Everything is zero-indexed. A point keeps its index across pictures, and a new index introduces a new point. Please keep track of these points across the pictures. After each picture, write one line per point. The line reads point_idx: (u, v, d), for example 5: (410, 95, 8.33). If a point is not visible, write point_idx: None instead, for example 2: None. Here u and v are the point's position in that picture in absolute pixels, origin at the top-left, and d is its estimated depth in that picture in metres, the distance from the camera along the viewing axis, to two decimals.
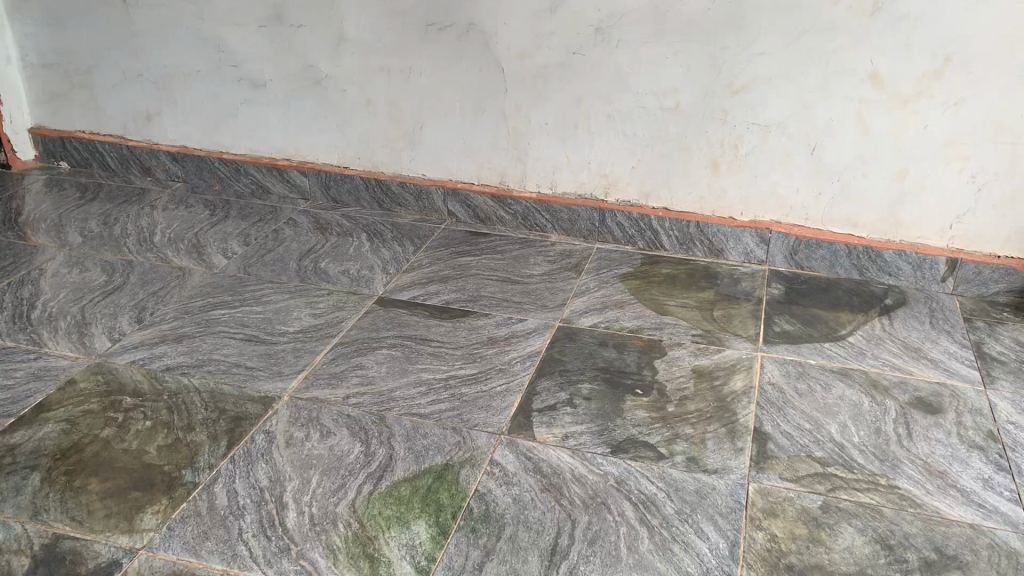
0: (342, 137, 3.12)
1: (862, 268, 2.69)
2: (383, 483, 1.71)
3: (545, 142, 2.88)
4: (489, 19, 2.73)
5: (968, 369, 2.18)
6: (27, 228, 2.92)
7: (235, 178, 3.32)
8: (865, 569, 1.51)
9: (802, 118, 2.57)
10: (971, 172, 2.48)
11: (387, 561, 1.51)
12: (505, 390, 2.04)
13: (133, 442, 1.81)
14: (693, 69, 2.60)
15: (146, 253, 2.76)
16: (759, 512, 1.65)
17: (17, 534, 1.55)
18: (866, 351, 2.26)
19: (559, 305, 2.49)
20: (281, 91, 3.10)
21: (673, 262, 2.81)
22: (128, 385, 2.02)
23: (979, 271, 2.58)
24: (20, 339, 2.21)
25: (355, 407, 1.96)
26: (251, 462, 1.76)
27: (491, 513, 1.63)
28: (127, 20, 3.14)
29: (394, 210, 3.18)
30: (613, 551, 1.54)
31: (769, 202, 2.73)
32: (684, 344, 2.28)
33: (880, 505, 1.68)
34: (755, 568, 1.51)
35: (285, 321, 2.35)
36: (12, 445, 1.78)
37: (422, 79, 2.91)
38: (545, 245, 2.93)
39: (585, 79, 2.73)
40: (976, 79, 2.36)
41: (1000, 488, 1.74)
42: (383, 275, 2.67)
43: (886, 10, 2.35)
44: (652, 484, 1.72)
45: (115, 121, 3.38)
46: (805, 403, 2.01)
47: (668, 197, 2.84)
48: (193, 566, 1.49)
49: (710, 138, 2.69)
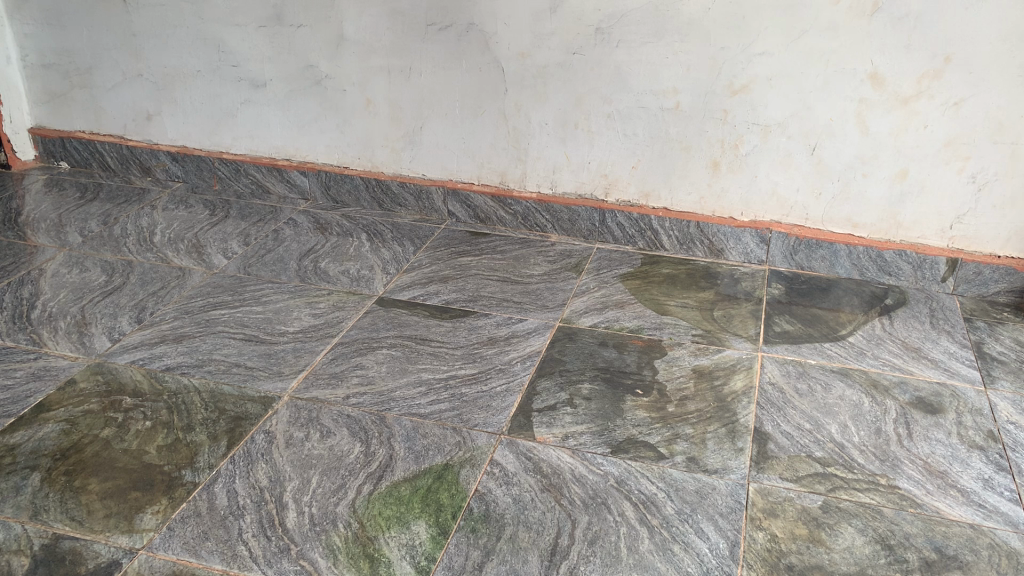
0: (342, 137, 3.12)
1: (862, 268, 2.69)
2: (382, 483, 1.71)
3: (545, 142, 2.88)
4: (489, 19, 2.73)
5: (968, 369, 2.18)
6: (26, 228, 2.92)
7: (235, 178, 3.32)
8: (866, 569, 1.51)
9: (802, 118, 2.56)
10: (970, 172, 2.48)
11: (386, 561, 1.51)
12: (505, 390, 2.04)
13: (133, 441, 1.81)
14: (693, 69, 2.60)
15: (146, 253, 2.76)
16: (759, 511, 1.65)
17: (17, 534, 1.54)
18: (866, 351, 2.26)
19: (560, 305, 2.49)
20: (281, 92, 3.10)
21: (673, 262, 2.81)
22: (128, 385, 2.02)
23: (979, 271, 2.58)
24: (19, 339, 2.21)
25: (355, 407, 1.96)
26: (251, 462, 1.76)
27: (491, 513, 1.63)
28: (127, 20, 3.14)
29: (394, 210, 3.18)
30: (613, 551, 1.54)
31: (769, 202, 2.73)
32: (684, 344, 2.27)
33: (880, 504, 1.68)
34: (755, 569, 1.51)
35: (285, 321, 2.35)
36: (12, 445, 1.78)
37: (422, 79, 2.91)
38: (545, 245, 2.93)
39: (585, 79, 2.73)
40: (976, 79, 2.36)
41: (1000, 488, 1.74)
42: (383, 275, 2.66)
43: (885, 10, 2.35)
44: (652, 484, 1.72)
45: (115, 121, 3.38)
46: (806, 404, 2.01)
47: (668, 197, 2.84)
48: (193, 566, 1.49)
49: (709, 138, 2.69)
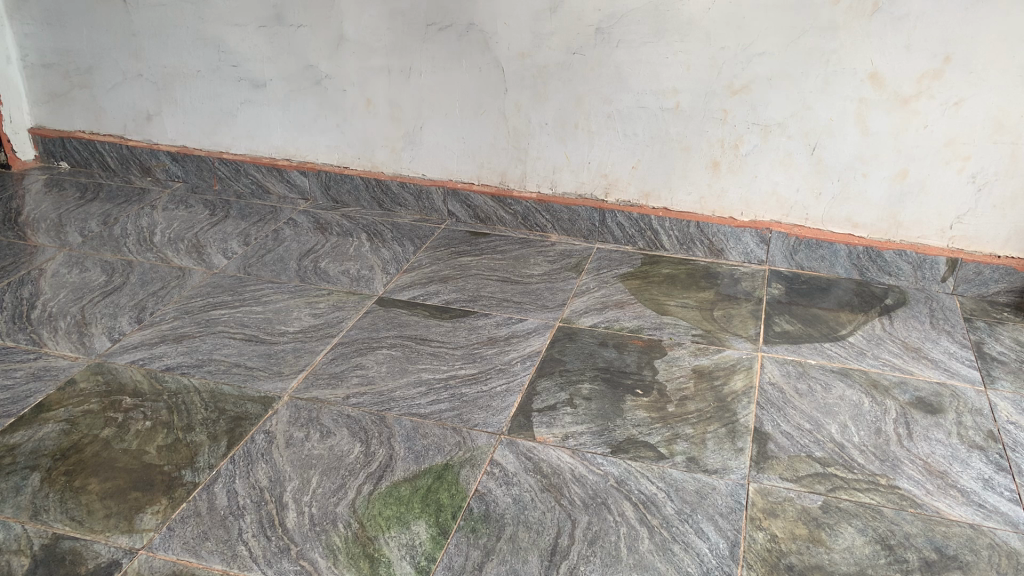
0: (342, 137, 3.12)
1: (862, 268, 2.69)
2: (382, 483, 1.71)
3: (545, 142, 2.88)
4: (489, 19, 2.73)
5: (968, 369, 2.18)
6: (26, 228, 2.92)
7: (234, 178, 3.32)
8: (866, 569, 1.51)
9: (802, 118, 2.56)
10: (970, 172, 2.48)
11: (386, 561, 1.51)
12: (505, 390, 2.04)
13: (133, 441, 1.81)
14: (693, 69, 2.60)
15: (146, 253, 2.76)
16: (759, 511, 1.65)
17: (17, 534, 1.54)
18: (866, 351, 2.26)
19: (560, 305, 2.49)
20: (281, 92, 3.10)
21: (673, 262, 2.81)
22: (128, 385, 2.02)
23: (979, 271, 2.58)
24: (19, 339, 2.21)
25: (355, 407, 1.96)
26: (251, 462, 1.76)
27: (491, 513, 1.63)
28: (127, 20, 3.14)
29: (394, 210, 3.18)
30: (613, 551, 1.54)
31: (769, 202, 2.73)
32: (684, 344, 2.27)
33: (880, 504, 1.68)
34: (755, 569, 1.51)
35: (285, 321, 2.35)
36: (11, 445, 1.78)
37: (422, 80, 2.91)
38: (545, 245, 2.93)
39: (585, 79, 2.73)
40: (976, 79, 2.36)
41: (1000, 488, 1.74)
42: (383, 275, 2.66)
43: (885, 10, 2.35)
44: (652, 484, 1.72)
45: (115, 121, 3.37)
46: (806, 404, 2.01)
47: (668, 197, 2.84)
48: (193, 566, 1.49)
49: (709, 138, 2.69)
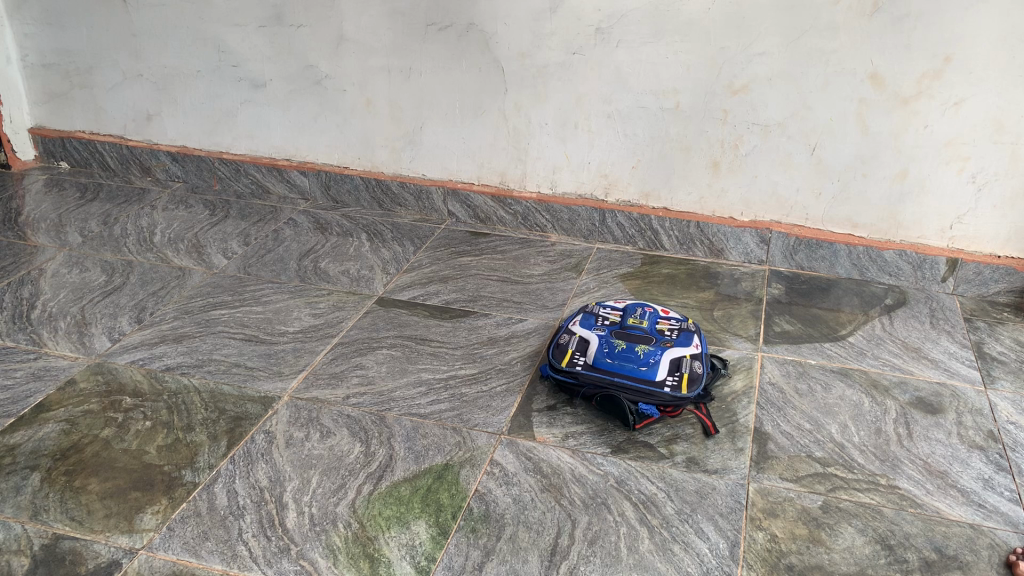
0: (342, 138, 3.12)
1: (862, 268, 2.70)
2: (382, 483, 1.71)
3: (545, 142, 2.88)
4: (489, 19, 2.73)
5: (968, 369, 2.18)
6: (26, 228, 2.92)
7: (234, 178, 3.32)
8: (866, 569, 1.51)
9: (803, 118, 2.56)
10: (970, 172, 2.48)
11: (386, 561, 1.51)
12: (505, 390, 2.04)
13: (133, 441, 1.81)
14: (693, 69, 2.60)
15: (146, 253, 2.76)
16: (759, 511, 1.65)
17: (17, 535, 1.55)
18: (866, 351, 2.26)
19: (560, 305, 2.49)
20: (281, 91, 3.10)
21: (673, 262, 2.81)
22: (128, 385, 2.02)
23: (980, 271, 2.58)
24: (20, 339, 2.21)
25: (354, 407, 1.96)
26: (252, 462, 1.76)
27: (491, 513, 1.63)
28: (127, 20, 3.14)
29: (395, 209, 3.18)
30: (613, 551, 1.55)
31: (770, 202, 2.73)
32: None
33: (880, 504, 1.68)
34: (755, 569, 1.51)
35: (284, 321, 2.35)
36: (12, 445, 1.78)
37: (422, 79, 2.91)
38: (545, 245, 2.93)
39: (585, 79, 2.72)
40: (976, 79, 2.35)
41: (1000, 488, 1.74)
42: (383, 275, 2.67)
43: (885, 10, 2.35)
44: (652, 484, 1.72)
45: (115, 121, 3.38)
46: (806, 403, 2.01)
47: (668, 197, 2.84)
48: (193, 566, 1.49)
49: (709, 138, 2.69)
